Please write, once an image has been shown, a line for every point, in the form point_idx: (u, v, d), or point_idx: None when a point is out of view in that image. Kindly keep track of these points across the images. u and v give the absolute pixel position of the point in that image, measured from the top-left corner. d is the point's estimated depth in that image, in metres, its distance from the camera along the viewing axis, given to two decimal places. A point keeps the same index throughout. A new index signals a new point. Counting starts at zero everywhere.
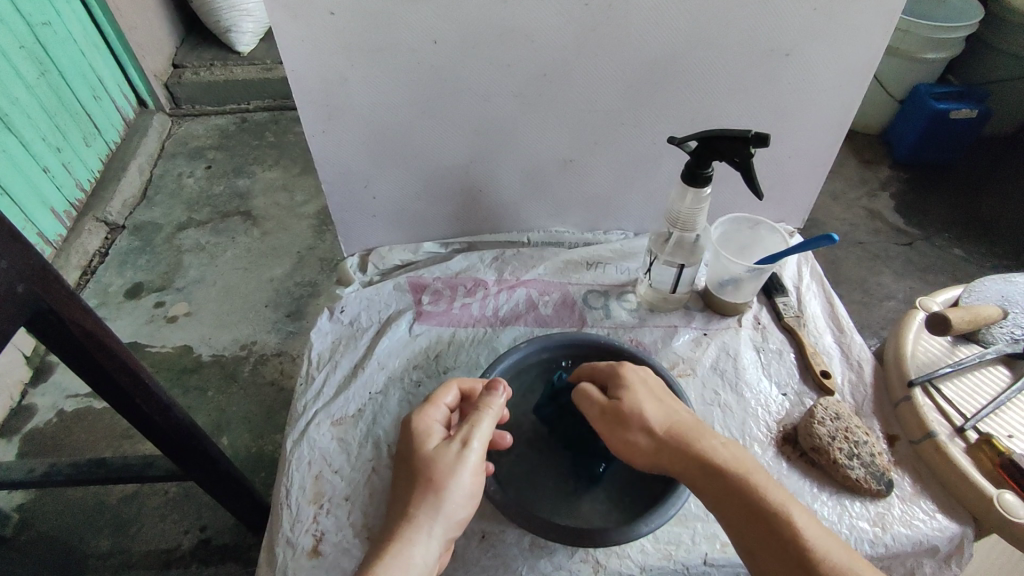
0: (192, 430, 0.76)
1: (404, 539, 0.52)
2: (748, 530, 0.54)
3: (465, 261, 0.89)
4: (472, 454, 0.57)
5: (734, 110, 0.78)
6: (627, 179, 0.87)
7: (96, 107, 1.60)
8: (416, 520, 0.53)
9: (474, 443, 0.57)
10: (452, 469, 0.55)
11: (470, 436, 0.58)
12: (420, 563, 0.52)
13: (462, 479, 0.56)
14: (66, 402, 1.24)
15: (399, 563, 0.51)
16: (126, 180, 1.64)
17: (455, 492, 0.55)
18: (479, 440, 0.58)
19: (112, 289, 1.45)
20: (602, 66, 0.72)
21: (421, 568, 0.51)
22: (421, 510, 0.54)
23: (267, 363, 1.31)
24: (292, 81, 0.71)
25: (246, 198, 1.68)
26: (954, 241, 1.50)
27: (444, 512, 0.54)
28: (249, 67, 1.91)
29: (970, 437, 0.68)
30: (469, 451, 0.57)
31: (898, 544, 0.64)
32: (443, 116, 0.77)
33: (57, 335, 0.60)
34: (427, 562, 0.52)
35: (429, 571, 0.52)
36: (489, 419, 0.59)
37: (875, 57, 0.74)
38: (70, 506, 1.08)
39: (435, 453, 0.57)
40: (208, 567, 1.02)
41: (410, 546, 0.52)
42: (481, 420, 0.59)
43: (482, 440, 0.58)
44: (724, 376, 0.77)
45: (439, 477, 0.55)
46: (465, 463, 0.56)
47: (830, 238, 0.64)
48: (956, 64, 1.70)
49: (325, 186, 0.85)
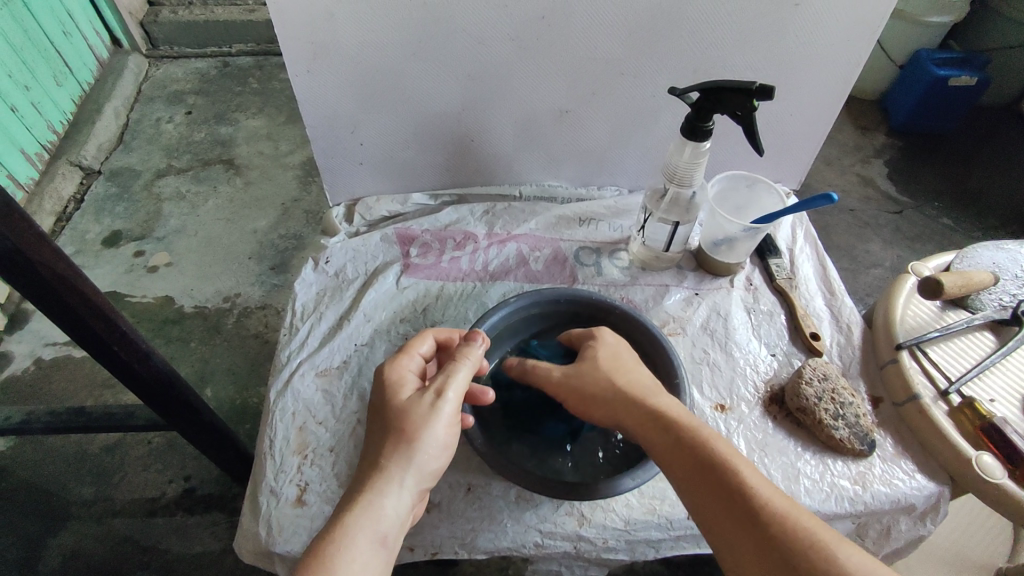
0: (174, 379, 0.75)
1: (375, 489, 0.51)
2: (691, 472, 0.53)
3: (455, 213, 0.87)
4: (446, 404, 0.56)
5: (737, 62, 0.76)
6: (624, 133, 0.85)
7: (67, 43, 1.51)
8: (388, 471, 0.52)
9: (448, 393, 0.56)
10: (425, 420, 0.54)
11: (444, 387, 0.56)
12: (391, 514, 0.51)
13: (436, 431, 0.55)
14: (45, 350, 1.21)
15: (370, 514, 0.50)
16: (101, 124, 1.57)
17: (429, 443, 0.54)
18: (454, 392, 0.57)
19: (89, 236, 1.41)
20: (604, 10, 0.69)
21: (392, 519, 0.51)
22: (393, 460, 0.53)
23: (251, 316, 1.29)
24: (276, 15, 0.67)
25: (228, 145, 1.62)
26: (944, 210, 1.50)
27: (415, 463, 0.53)
28: (230, 8, 1.82)
29: (953, 400, 0.68)
30: (443, 402, 0.56)
31: (877, 502, 0.65)
32: (435, 58, 0.73)
33: (26, 277, 0.57)
34: (399, 513, 0.52)
35: (402, 522, 0.52)
36: (465, 370, 0.58)
37: (886, 11, 0.71)
38: (51, 453, 1.07)
39: (407, 403, 0.55)
40: (192, 516, 1.02)
41: (381, 496, 0.51)
42: (457, 371, 0.57)
43: (457, 391, 0.57)
44: (714, 336, 0.77)
45: (411, 427, 0.54)
46: (438, 414, 0.55)
47: (829, 197, 0.63)
48: (959, 28, 1.67)
49: (310, 131, 0.81)
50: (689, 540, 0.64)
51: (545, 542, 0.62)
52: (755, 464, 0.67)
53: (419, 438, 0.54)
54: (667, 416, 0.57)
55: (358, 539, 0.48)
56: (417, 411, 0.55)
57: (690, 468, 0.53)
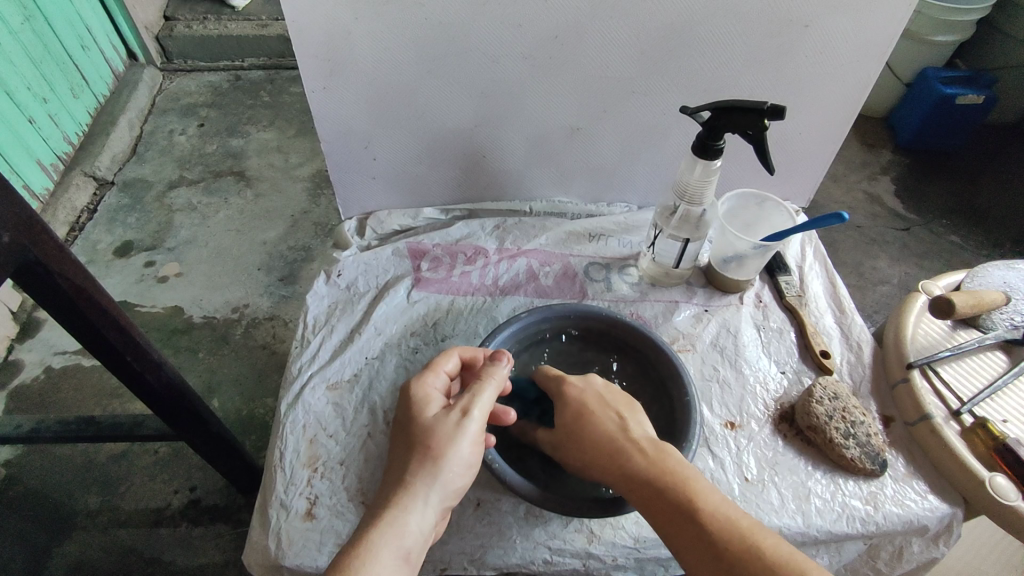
0: (184, 390, 0.75)
1: (400, 506, 0.52)
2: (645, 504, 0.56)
3: (466, 228, 0.88)
4: (472, 423, 0.56)
5: (747, 82, 0.77)
6: (635, 150, 0.86)
7: (85, 57, 1.54)
8: (414, 488, 0.53)
9: (474, 412, 0.57)
10: (451, 438, 0.55)
11: (470, 406, 0.57)
12: (415, 531, 0.51)
13: (460, 449, 0.55)
14: (55, 359, 1.22)
15: (395, 531, 0.50)
16: (115, 135, 1.60)
17: (454, 461, 0.55)
18: (480, 410, 0.57)
19: (101, 246, 1.42)
20: (616, 31, 0.70)
21: (416, 536, 0.51)
22: (419, 477, 0.53)
23: (259, 327, 1.30)
24: (293, 33, 0.68)
25: (239, 157, 1.64)
26: (951, 228, 1.50)
27: (441, 480, 0.54)
28: (243, 23, 1.85)
29: (965, 421, 0.68)
30: (469, 420, 0.56)
31: (889, 523, 0.64)
32: (449, 75, 0.74)
33: (44, 289, 0.58)
34: (423, 530, 0.52)
35: (425, 539, 0.52)
36: (490, 389, 0.58)
37: (895, 32, 0.72)
38: (59, 462, 1.08)
39: (434, 421, 0.56)
40: (198, 527, 1.02)
41: (406, 512, 0.52)
42: (483, 390, 0.58)
43: (482, 409, 0.57)
44: (724, 353, 0.77)
45: (437, 445, 0.54)
46: (464, 432, 0.56)
47: (840, 216, 0.63)
48: (965, 48, 1.68)
49: (325, 146, 0.82)
50: None
51: (554, 559, 0.62)
52: (765, 482, 0.67)
53: (445, 456, 0.54)
54: (645, 462, 0.57)
55: (384, 555, 0.49)
56: (443, 429, 0.55)
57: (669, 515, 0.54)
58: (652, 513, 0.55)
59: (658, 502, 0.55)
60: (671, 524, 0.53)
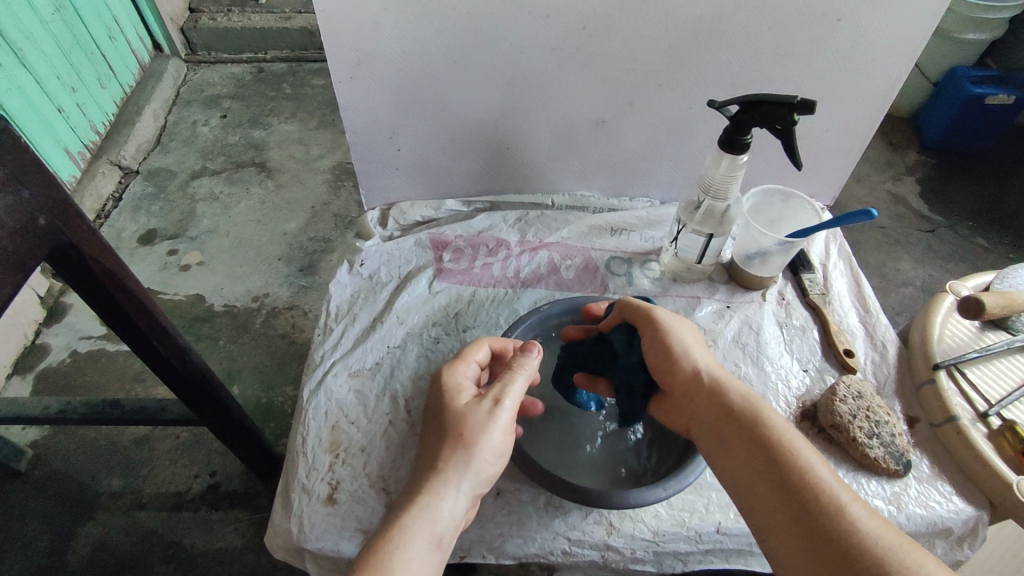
0: (207, 375, 0.76)
1: (433, 492, 0.52)
2: (741, 442, 0.56)
3: (488, 220, 0.88)
4: (503, 412, 0.57)
5: (775, 77, 0.76)
6: (660, 145, 0.85)
7: (112, 48, 1.56)
8: (446, 474, 0.53)
9: (505, 401, 0.57)
10: (482, 427, 0.55)
11: (502, 395, 0.57)
12: (447, 516, 0.52)
13: (492, 437, 0.55)
14: (80, 343, 1.25)
15: (427, 515, 0.51)
16: (141, 125, 1.62)
17: (486, 448, 0.55)
18: (511, 400, 0.57)
19: (126, 234, 1.44)
20: (644, 23, 0.70)
21: (448, 521, 0.52)
22: (450, 463, 0.54)
23: (278, 317, 1.31)
24: (323, 23, 0.69)
25: (261, 148, 1.66)
26: (978, 230, 1.47)
27: (473, 467, 0.54)
28: (267, 16, 1.86)
29: (993, 423, 0.67)
30: (500, 409, 0.56)
31: (912, 524, 0.64)
32: (475, 66, 0.74)
33: (76, 271, 0.59)
34: (455, 516, 0.52)
35: (457, 525, 0.52)
36: (520, 380, 0.59)
37: (929, 27, 0.71)
38: (84, 445, 1.10)
39: (465, 409, 0.56)
40: (216, 511, 1.04)
41: (439, 498, 0.52)
42: (514, 379, 0.58)
43: (513, 399, 0.58)
44: (745, 349, 0.77)
45: (469, 433, 0.55)
46: (495, 421, 0.56)
47: (868, 213, 0.62)
48: (995, 47, 1.65)
49: (349, 136, 0.83)
50: (718, 554, 0.64)
51: (573, 550, 0.62)
52: None
53: (476, 443, 0.54)
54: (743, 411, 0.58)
55: (417, 539, 0.49)
56: (475, 417, 0.56)
57: (764, 487, 0.54)
58: (741, 484, 0.55)
59: (753, 444, 0.56)
60: (763, 478, 0.54)
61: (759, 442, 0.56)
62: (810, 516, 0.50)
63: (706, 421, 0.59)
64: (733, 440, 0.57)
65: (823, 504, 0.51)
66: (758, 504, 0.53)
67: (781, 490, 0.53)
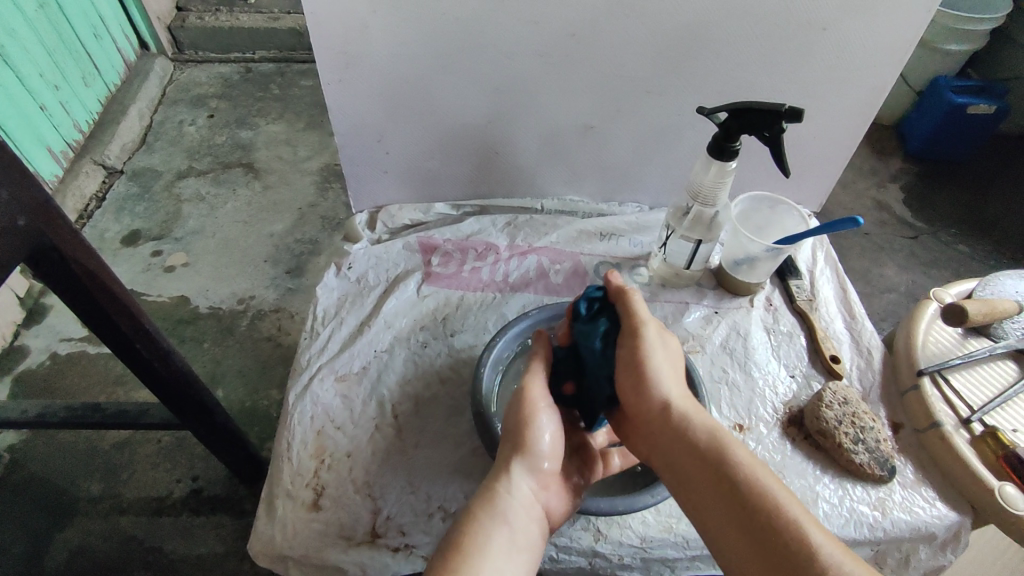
0: (191, 378, 0.75)
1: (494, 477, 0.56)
2: (704, 474, 0.54)
3: (477, 224, 0.88)
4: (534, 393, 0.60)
5: (763, 85, 0.76)
6: (649, 150, 0.85)
7: (97, 46, 1.54)
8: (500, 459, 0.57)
9: (533, 384, 0.61)
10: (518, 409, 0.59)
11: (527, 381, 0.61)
12: (514, 493, 0.55)
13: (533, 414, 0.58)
14: (60, 345, 1.22)
15: (490, 497, 0.54)
16: (126, 124, 1.60)
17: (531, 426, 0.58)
18: (539, 381, 0.61)
19: (109, 235, 1.42)
20: (633, 30, 0.70)
21: (516, 497, 0.54)
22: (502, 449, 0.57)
23: (264, 319, 1.30)
24: (312, 26, 0.68)
25: (248, 149, 1.64)
26: (960, 237, 1.49)
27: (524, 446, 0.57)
28: (255, 16, 1.85)
29: (975, 429, 0.68)
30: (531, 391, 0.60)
31: (896, 530, 0.64)
32: (464, 70, 0.74)
33: (58, 273, 0.58)
34: (523, 492, 0.55)
35: (526, 499, 0.55)
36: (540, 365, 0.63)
37: (913, 38, 0.72)
38: (64, 449, 1.08)
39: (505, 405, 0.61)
40: (199, 517, 1.02)
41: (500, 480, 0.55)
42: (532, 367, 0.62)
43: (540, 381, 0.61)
44: (733, 355, 0.77)
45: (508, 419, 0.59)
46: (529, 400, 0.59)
47: (854, 220, 0.62)
48: (977, 58, 1.67)
49: (338, 138, 0.82)
50: (705, 561, 0.64)
51: (560, 556, 0.62)
52: None
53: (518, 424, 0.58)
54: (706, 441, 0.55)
55: (488, 519, 0.52)
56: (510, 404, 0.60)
57: (731, 527, 0.51)
58: (706, 518, 0.52)
59: (717, 476, 0.53)
60: (727, 512, 0.51)
61: (723, 473, 0.53)
62: (789, 568, 0.47)
63: (670, 450, 0.57)
64: (695, 472, 0.54)
65: (789, 540, 0.48)
66: (732, 552, 0.50)
67: (748, 531, 0.50)
